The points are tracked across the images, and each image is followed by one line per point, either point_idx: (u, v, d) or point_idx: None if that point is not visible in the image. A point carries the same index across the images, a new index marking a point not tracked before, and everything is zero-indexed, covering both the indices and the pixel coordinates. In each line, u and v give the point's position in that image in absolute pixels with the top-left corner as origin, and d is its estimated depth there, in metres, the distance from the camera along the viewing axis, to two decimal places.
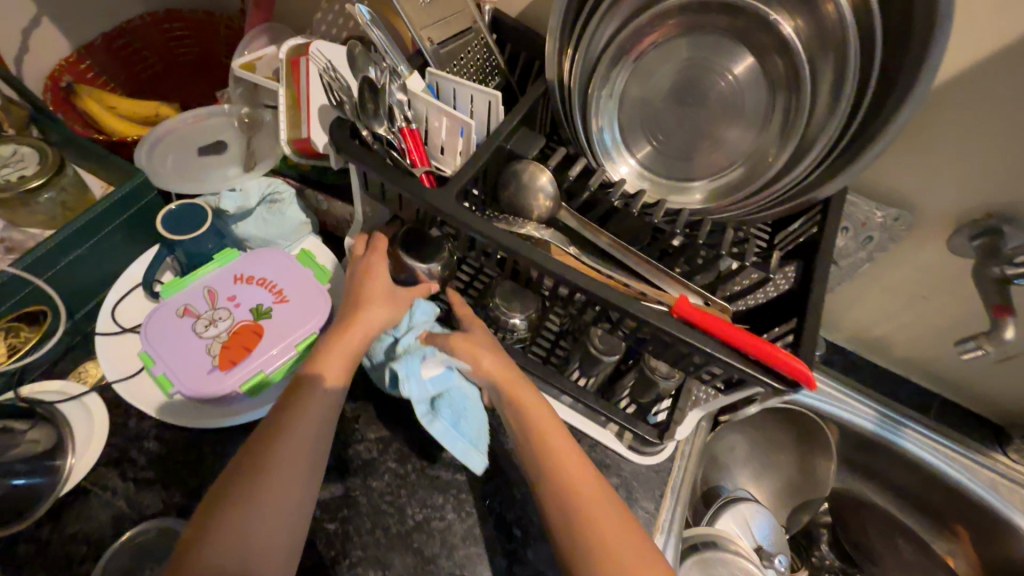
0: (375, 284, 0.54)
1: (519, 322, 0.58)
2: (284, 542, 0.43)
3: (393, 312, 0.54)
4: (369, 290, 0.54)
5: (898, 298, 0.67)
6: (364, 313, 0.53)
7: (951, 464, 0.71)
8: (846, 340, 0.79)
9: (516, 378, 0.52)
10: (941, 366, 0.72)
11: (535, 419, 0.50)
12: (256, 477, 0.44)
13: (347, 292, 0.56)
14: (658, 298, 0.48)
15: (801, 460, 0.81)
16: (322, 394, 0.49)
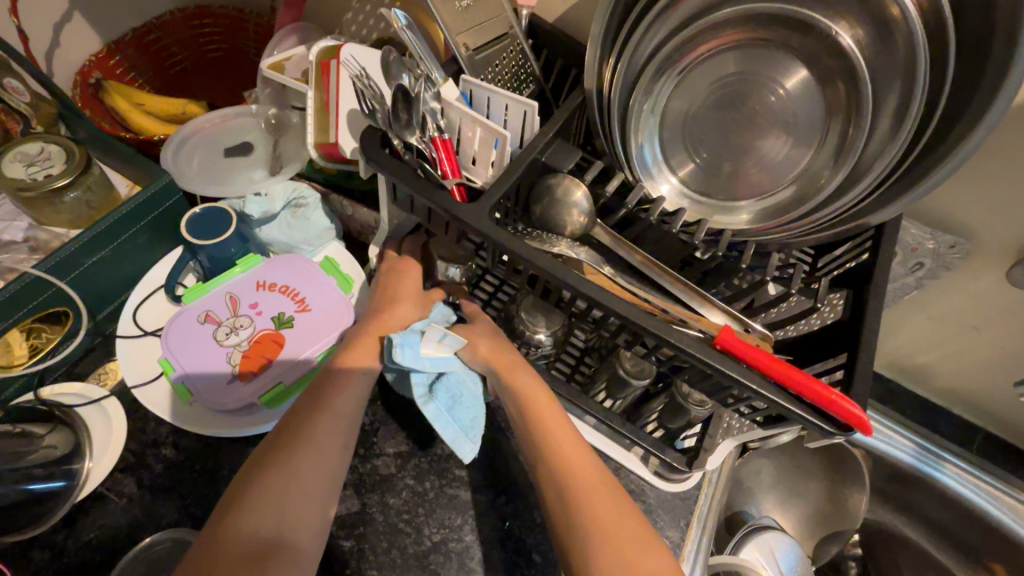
0: (404, 282, 0.55)
1: (547, 339, 0.57)
2: (315, 529, 0.41)
3: (416, 312, 0.54)
4: (396, 289, 0.54)
5: (947, 326, 0.64)
6: (392, 313, 0.53)
7: (995, 503, 0.68)
8: (887, 367, 0.76)
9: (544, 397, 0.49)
10: (987, 398, 0.69)
11: (557, 433, 0.47)
12: (288, 457, 0.42)
13: (373, 300, 0.55)
14: (695, 323, 0.45)
15: (832, 490, 0.76)
16: (351, 393, 0.48)
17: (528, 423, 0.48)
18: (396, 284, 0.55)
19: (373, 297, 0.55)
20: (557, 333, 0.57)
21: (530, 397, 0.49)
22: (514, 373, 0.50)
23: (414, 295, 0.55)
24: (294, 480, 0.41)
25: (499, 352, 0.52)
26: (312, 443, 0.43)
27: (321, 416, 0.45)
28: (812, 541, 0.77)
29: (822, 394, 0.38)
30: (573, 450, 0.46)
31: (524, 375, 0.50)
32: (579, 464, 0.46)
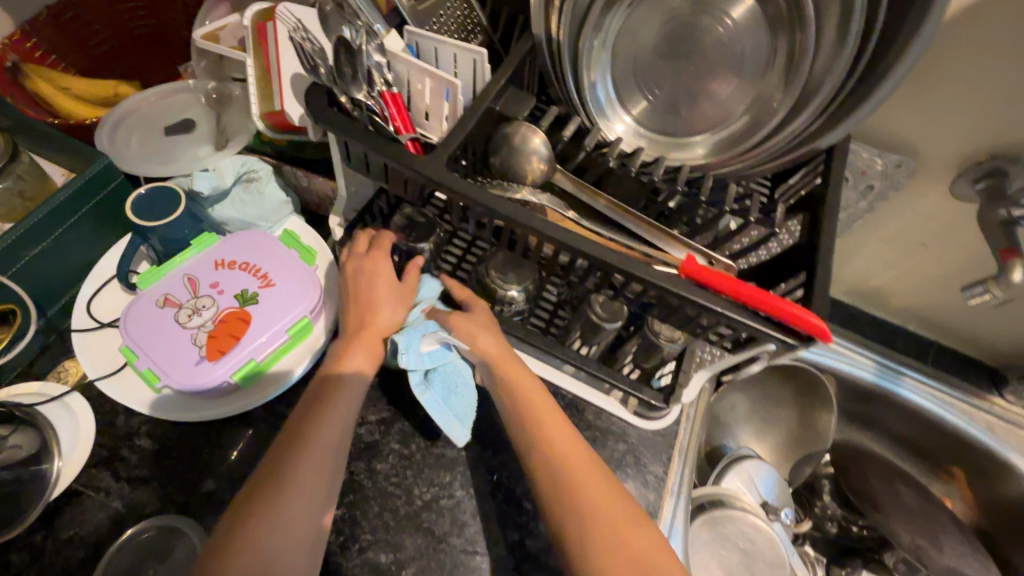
0: (376, 287, 0.53)
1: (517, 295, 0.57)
2: (303, 562, 0.42)
3: (392, 314, 0.53)
4: (371, 297, 0.53)
5: (899, 246, 0.67)
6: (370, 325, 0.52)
7: (950, 409, 0.72)
8: (846, 293, 0.79)
9: (531, 385, 0.51)
10: (939, 313, 0.73)
11: (544, 420, 0.49)
12: (276, 483, 0.43)
13: (350, 282, 0.53)
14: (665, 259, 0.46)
15: (803, 417, 0.80)
16: (340, 408, 0.48)
17: (519, 415, 0.50)
18: (368, 292, 0.52)
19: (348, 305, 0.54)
20: (528, 287, 0.57)
21: (525, 391, 0.50)
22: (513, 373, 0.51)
23: (388, 297, 0.53)
24: (284, 504, 0.43)
25: (471, 313, 0.53)
26: (299, 463, 0.44)
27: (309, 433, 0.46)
28: (790, 467, 0.81)
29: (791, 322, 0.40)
30: (556, 437, 0.48)
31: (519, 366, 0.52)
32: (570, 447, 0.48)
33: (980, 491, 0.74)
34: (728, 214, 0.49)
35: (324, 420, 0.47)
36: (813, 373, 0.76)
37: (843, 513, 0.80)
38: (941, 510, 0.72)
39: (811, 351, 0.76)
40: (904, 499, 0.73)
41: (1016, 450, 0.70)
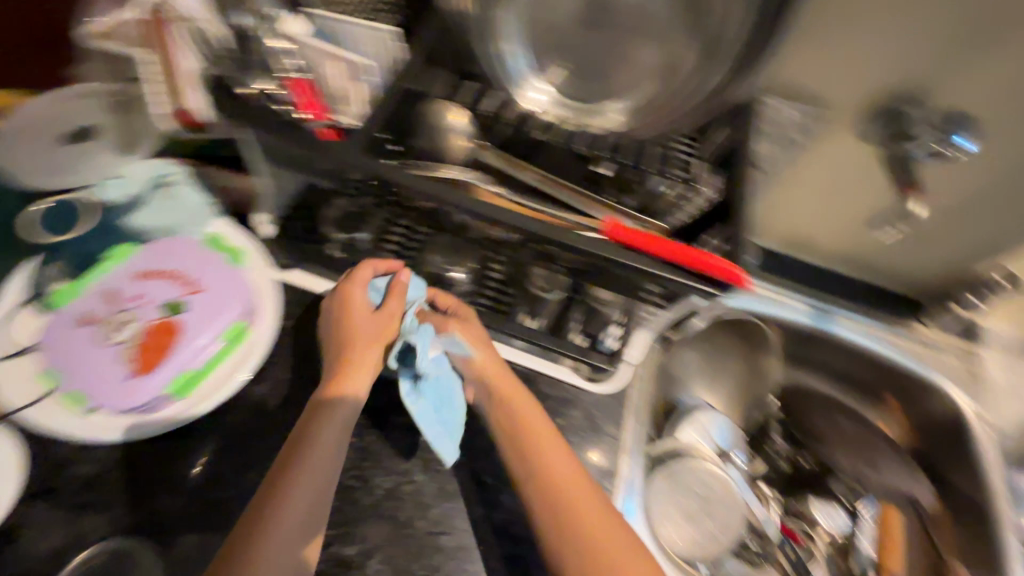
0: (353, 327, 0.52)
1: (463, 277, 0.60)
2: None
3: (373, 350, 0.52)
4: (353, 332, 0.52)
5: (822, 192, 0.70)
6: (351, 362, 0.51)
7: (879, 342, 0.78)
8: (779, 242, 0.82)
9: (521, 399, 0.53)
10: (863, 253, 0.77)
11: (535, 431, 0.52)
12: (268, 505, 0.43)
13: (338, 302, 0.53)
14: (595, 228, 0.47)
15: (751, 365, 0.84)
16: (320, 447, 0.47)
17: (515, 431, 0.52)
18: (347, 331, 0.52)
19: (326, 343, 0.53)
20: (472, 268, 0.60)
21: (521, 407, 0.53)
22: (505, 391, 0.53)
23: (368, 332, 0.52)
24: (276, 523, 0.43)
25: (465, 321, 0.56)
26: (292, 484, 0.44)
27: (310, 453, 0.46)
28: (741, 413, 0.85)
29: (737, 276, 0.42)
30: (547, 446, 0.51)
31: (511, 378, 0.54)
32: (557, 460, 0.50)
33: (911, 413, 0.80)
34: (653, 176, 0.51)
35: (317, 441, 0.47)
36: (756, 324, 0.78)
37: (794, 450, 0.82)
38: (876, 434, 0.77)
39: (736, 298, 0.76)
40: (843, 428, 0.80)
41: (938, 372, 0.76)
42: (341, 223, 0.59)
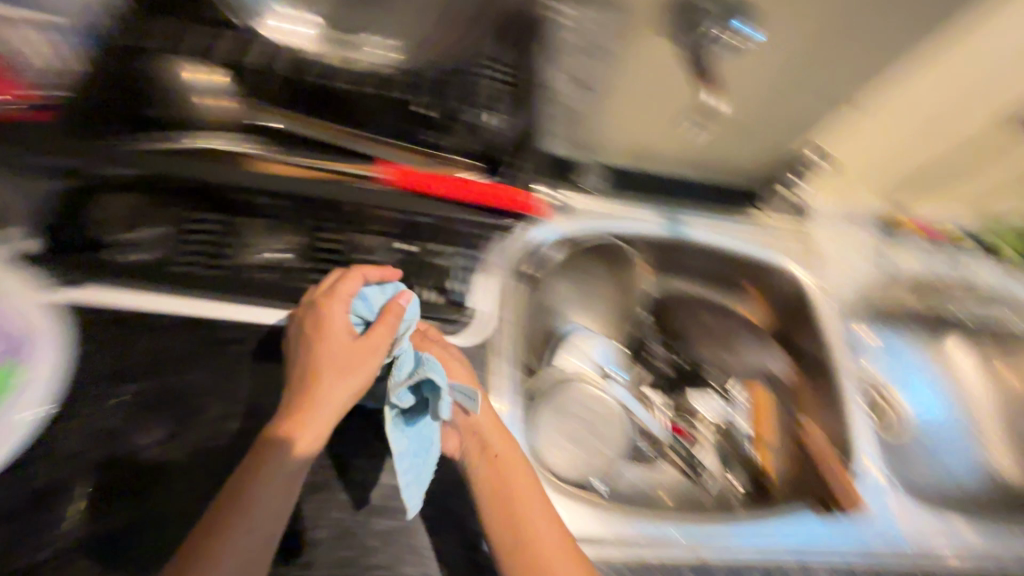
0: (327, 347, 0.51)
1: (289, 255, 0.57)
2: None
3: (354, 374, 0.51)
4: (334, 351, 0.51)
5: (649, 96, 0.71)
6: (324, 383, 0.49)
7: (729, 238, 0.82)
8: (623, 158, 0.82)
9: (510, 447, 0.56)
10: (695, 149, 0.82)
11: (501, 449, 0.55)
12: (235, 505, 0.43)
13: (334, 329, 0.52)
14: (377, 179, 0.56)
15: (620, 284, 0.83)
16: (279, 477, 0.45)
17: (497, 478, 0.54)
18: (324, 350, 0.51)
19: (299, 364, 0.51)
20: (299, 243, 0.57)
21: (493, 435, 0.56)
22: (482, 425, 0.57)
23: (350, 353, 0.51)
24: (240, 527, 0.43)
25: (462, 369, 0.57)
26: (262, 485, 0.44)
27: (285, 457, 0.46)
28: (621, 330, 0.85)
29: (517, 197, 0.65)
30: (505, 451, 0.55)
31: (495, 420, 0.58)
32: (513, 462, 0.55)
33: (767, 294, 0.87)
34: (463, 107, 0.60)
35: (294, 445, 0.47)
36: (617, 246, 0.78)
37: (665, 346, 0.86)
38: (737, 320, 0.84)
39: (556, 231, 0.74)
40: (706, 323, 0.84)
41: (780, 253, 0.83)
42: (101, 218, 0.51)
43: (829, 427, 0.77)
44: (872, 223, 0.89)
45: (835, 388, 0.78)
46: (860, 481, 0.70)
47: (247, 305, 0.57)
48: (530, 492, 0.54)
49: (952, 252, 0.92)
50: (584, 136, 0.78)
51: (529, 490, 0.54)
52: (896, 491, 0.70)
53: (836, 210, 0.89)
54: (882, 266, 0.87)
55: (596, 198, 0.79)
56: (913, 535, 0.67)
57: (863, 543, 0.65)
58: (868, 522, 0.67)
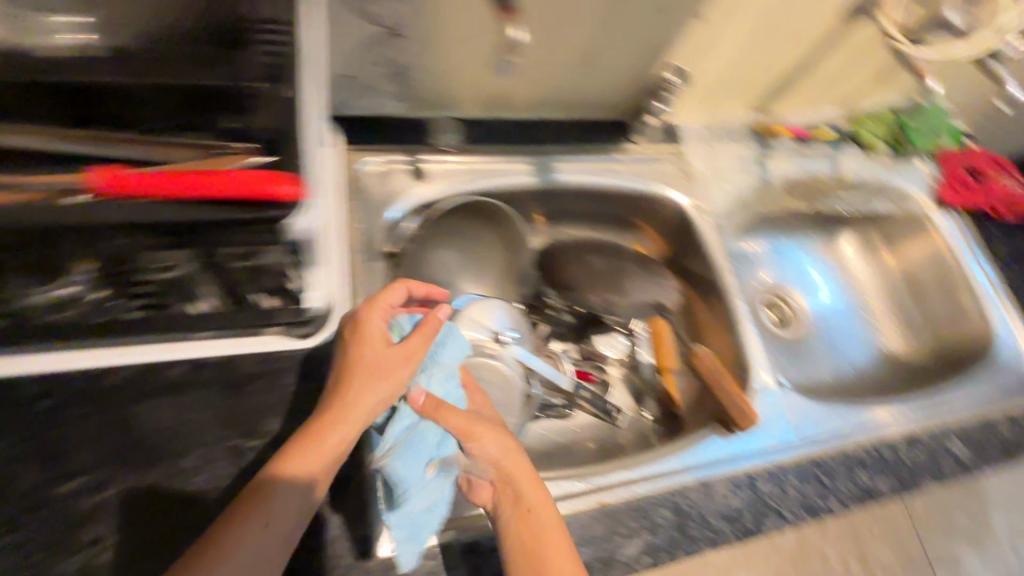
0: (361, 353, 0.51)
1: (81, 286, 0.45)
2: None
3: (392, 382, 0.50)
4: (374, 358, 0.51)
5: (482, 44, 0.62)
6: (362, 388, 0.49)
7: (603, 175, 0.78)
8: (477, 107, 0.74)
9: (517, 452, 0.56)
10: (553, 87, 0.73)
11: (525, 489, 0.54)
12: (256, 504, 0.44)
13: (372, 343, 0.51)
14: (77, 186, 0.39)
15: (506, 239, 0.73)
16: (303, 480, 0.45)
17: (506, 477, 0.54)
18: (361, 354, 0.51)
19: (340, 365, 0.51)
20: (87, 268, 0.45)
21: (520, 474, 0.54)
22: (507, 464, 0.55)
23: (387, 361, 0.51)
24: (255, 530, 0.43)
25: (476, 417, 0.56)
26: (287, 487, 0.45)
27: (318, 454, 0.46)
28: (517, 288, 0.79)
29: (272, 186, 0.40)
30: (530, 493, 0.53)
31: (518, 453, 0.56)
32: (540, 499, 0.54)
33: (653, 221, 0.86)
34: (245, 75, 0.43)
35: (326, 444, 0.47)
36: (484, 205, 0.70)
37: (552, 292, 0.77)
38: (629, 257, 0.80)
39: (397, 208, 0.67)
40: (591, 266, 0.78)
41: (657, 182, 0.81)
42: None
43: (724, 346, 0.79)
44: (744, 135, 0.89)
45: (727, 308, 0.79)
46: (754, 389, 0.72)
47: (127, 347, 0.49)
48: (551, 526, 0.52)
49: (826, 151, 0.94)
50: (429, 95, 0.69)
51: (548, 526, 0.52)
52: (785, 390, 0.73)
53: (709, 128, 0.87)
54: (757, 179, 0.88)
55: (453, 155, 0.71)
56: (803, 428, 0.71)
57: (760, 449, 0.67)
58: (762, 426, 0.69)
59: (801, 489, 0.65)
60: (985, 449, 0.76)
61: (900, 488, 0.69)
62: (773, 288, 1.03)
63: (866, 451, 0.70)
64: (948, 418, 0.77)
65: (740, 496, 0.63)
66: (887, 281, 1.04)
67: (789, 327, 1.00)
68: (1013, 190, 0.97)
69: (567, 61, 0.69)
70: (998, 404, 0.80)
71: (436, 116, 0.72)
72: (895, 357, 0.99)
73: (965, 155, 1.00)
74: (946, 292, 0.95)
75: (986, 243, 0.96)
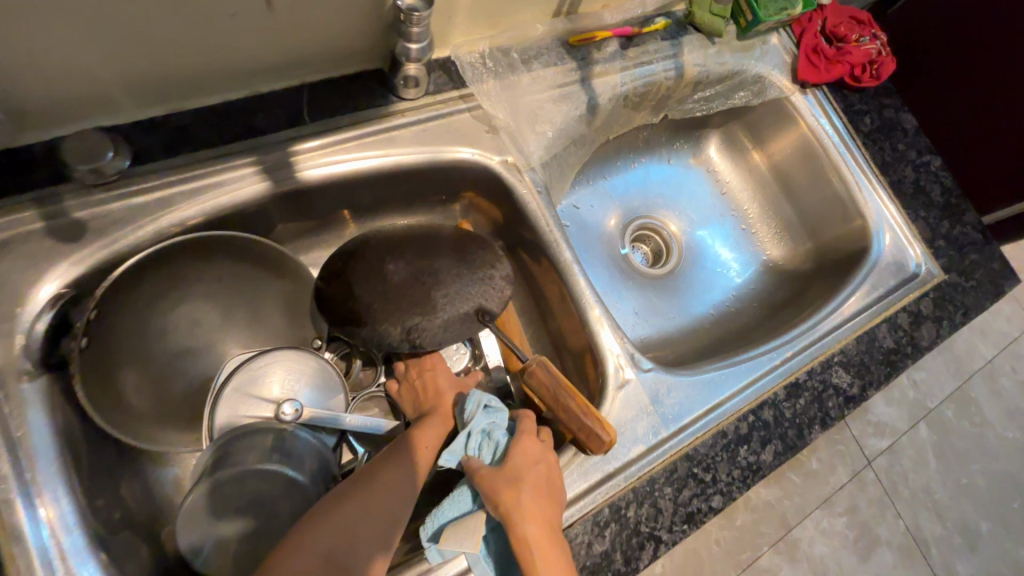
0: (436, 373, 0.61)
1: None
2: None
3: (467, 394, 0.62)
4: (450, 382, 0.61)
5: (45, 24, 0.38)
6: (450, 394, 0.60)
7: (366, 152, 0.57)
8: (136, 103, 0.49)
9: (535, 463, 0.51)
10: (239, 53, 0.49)
11: (523, 529, 0.46)
12: (374, 478, 0.50)
13: (441, 369, 0.62)
14: None
15: (277, 271, 0.60)
16: (416, 453, 0.54)
17: (514, 486, 0.49)
18: (437, 374, 0.61)
19: (416, 386, 0.61)
20: None
21: (522, 510, 0.47)
22: (502, 498, 0.48)
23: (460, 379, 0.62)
24: (348, 513, 0.47)
25: (522, 438, 0.53)
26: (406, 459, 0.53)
27: (434, 429, 0.56)
28: (311, 322, 0.63)
29: None
30: (531, 529, 0.46)
31: (534, 485, 0.49)
32: (541, 542, 0.46)
33: (466, 188, 0.67)
34: None
35: (436, 422, 0.57)
36: (217, 234, 0.52)
37: (339, 331, 0.58)
38: (441, 243, 0.62)
39: (28, 309, 0.44)
40: (390, 279, 0.59)
41: (447, 145, 0.61)
42: None
43: (577, 332, 0.64)
44: (552, 53, 0.68)
45: (568, 285, 0.63)
46: (611, 387, 0.59)
47: None
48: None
49: (661, 49, 0.74)
50: (28, 109, 0.44)
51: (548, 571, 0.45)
52: (646, 375, 0.60)
53: (505, 54, 0.66)
54: (579, 107, 0.69)
55: (123, 179, 0.49)
56: (673, 416, 0.59)
57: (625, 462, 0.55)
58: (624, 432, 0.57)
59: (675, 498, 0.55)
60: (869, 369, 0.68)
61: (783, 451, 0.60)
62: (640, 222, 0.88)
63: (743, 421, 0.60)
64: (828, 344, 0.68)
65: (604, 537, 0.52)
66: (760, 182, 0.91)
67: (661, 261, 0.88)
68: (875, 53, 0.84)
69: (233, 15, 0.44)
70: (877, 311, 0.73)
71: (73, 129, 0.48)
72: (777, 266, 0.89)
73: (820, 19, 0.84)
74: (817, 183, 0.84)
75: (852, 119, 0.84)
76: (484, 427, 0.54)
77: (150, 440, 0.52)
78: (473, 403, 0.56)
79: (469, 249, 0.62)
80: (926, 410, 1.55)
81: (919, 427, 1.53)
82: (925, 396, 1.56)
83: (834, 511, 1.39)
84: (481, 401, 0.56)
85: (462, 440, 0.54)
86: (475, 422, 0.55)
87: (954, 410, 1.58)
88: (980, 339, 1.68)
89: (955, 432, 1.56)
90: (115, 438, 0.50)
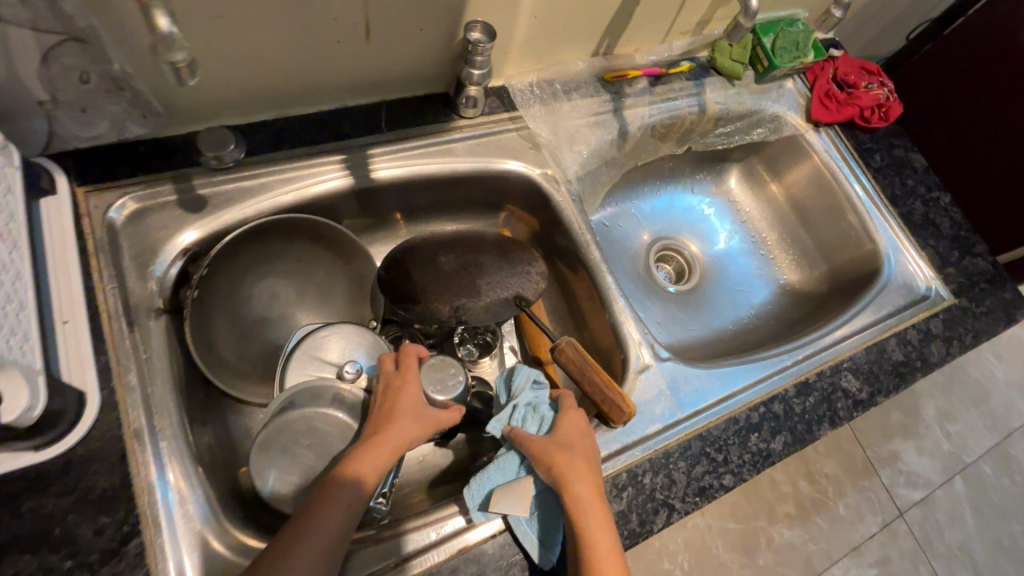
0: (404, 394, 0.57)
1: None
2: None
3: (421, 432, 0.55)
4: (409, 405, 0.56)
5: (210, 42, 0.50)
6: (404, 420, 0.55)
7: (430, 159, 0.68)
8: (254, 108, 0.61)
9: (580, 434, 0.57)
10: (338, 72, 0.61)
11: (574, 489, 0.52)
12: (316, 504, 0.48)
13: (401, 392, 0.57)
14: None
15: (346, 257, 0.70)
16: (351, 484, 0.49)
17: (566, 450, 0.55)
18: (399, 397, 0.56)
19: (376, 407, 0.57)
20: None
21: (572, 472, 0.53)
22: (553, 460, 0.54)
23: (426, 411, 0.57)
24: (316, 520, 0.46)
25: (567, 412, 0.60)
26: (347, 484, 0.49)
27: (382, 450, 0.52)
28: (369, 304, 0.72)
29: None
30: (582, 489, 0.52)
31: (582, 452, 0.56)
32: (593, 502, 0.52)
33: (509, 198, 0.77)
34: None
35: (381, 444, 0.52)
36: (305, 218, 0.62)
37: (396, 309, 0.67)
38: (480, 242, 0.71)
39: (160, 263, 0.55)
40: (441, 268, 0.68)
41: (498, 158, 0.72)
42: None
43: (602, 325, 0.71)
44: (591, 86, 0.80)
45: (596, 282, 0.71)
46: (632, 369, 0.66)
47: None
48: (602, 532, 0.51)
49: (686, 87, 0.85)
50: (180, 106, 0.56)
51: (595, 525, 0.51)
52: (664, 364, 0.67)
53: (549, 85, 0.77)
54: (612, 133, 0.79)
55: (237, 166, 0.60)
56: (688, 401, 0.65)
57: (642, 437, 0.61)
58: (642, 411, 0.63)
59: (689, 472, 0.60)
60: (878, 377, 0.73)
61: (792, 442, 0.65)
62: (664, 242, 0.96)
63: (755, 411, 0.65)
64: (837, 352, 0.73)
65: (621, 498, 0.57)
66: (778, 213, 0.99)
67: (684, 279, 0.95)
68: (883, 98, 0.93)
69: (339, 40, 0.56)
70: (885, 326, 0.77)
71: (205, 126, 0.60)
72: (794, 290, 0.95)
73: (832, 68, 0.94)
74: (832, 213, 0.91)
75: (863, 156, 0.92)
76: (529, 400, 0.62)
77: (235, 387, 0.61)
78: (522, 377, 0.64)
79: (510, 249, 0.71)
80: (962, 463, 1.52)
81: (954, 480, 1.49)
82: (960, 448, 1.53)
83: (862, 560, 1.34)
84: (529, 377, 0.64)
85: (508, 410, 0.61)
86: (522, 395, 0.62)
87: (993, 466, 1.53)
88: (1018, 394, 1.65)
89: (994, 489, 1.51)
90: (206, 380, 0.59)
